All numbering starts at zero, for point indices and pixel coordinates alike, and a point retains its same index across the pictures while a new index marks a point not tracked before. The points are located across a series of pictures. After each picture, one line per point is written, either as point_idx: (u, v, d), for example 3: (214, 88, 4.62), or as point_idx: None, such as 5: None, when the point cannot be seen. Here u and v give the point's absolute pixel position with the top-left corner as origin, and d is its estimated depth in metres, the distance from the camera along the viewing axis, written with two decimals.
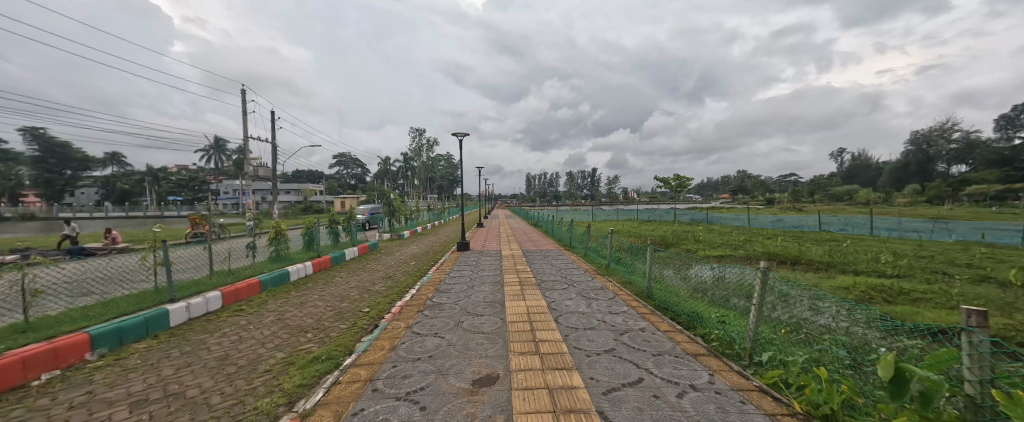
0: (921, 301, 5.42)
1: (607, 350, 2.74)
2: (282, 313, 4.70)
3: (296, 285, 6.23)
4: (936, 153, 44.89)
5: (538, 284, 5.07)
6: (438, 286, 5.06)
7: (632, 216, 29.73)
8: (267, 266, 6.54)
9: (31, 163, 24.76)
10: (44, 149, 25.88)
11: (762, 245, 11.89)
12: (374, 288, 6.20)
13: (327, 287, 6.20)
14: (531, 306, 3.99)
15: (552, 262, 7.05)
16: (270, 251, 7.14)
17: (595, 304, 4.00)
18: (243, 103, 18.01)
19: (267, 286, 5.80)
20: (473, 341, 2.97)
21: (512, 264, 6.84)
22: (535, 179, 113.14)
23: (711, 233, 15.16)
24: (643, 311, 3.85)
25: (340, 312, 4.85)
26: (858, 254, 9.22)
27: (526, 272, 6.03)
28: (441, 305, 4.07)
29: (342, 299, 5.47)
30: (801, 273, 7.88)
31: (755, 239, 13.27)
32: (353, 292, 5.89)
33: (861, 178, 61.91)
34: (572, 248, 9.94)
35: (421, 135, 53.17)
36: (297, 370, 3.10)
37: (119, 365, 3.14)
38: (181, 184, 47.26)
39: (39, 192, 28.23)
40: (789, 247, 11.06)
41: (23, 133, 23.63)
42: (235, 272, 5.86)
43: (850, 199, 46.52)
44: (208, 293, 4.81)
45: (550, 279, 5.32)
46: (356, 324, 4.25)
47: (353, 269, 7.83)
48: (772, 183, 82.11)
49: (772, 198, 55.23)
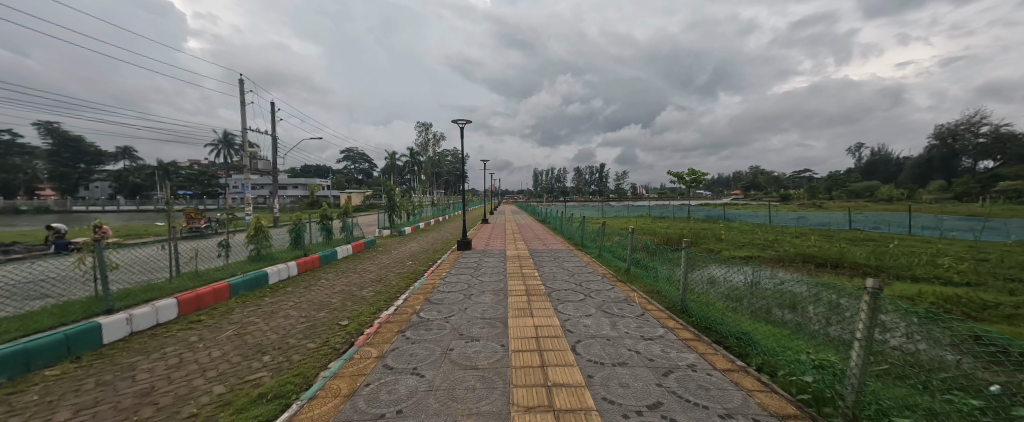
0: (1016, 318, 4.51)
1: (651, 406, 1.91)
2: (245, 327, 3.97)
3: (274, 288, 5.54)
4: (961, 148, 42.63)
5: (547, 294, 4.24)
6: (428, 296, 4.26)
7: (642, 213, 28.56)
8: (243, 266, 5.84)
9: (46, 157, 25.13)
10: (57, 142, 26.24)
11: (792, 245, 10.85)
12: (361, 293, 5.45)
13: (307, 292, 5.46)
14: (539, 327, 3.16)
15: (564, 264, 6.23)
16: (249, 251, 6.42)
17: (622, 325, 3.15)
18: (242, 94, 17.53)
19: (238, 290, 5.09)
20: (462, 385, 2.15)
21: (518, 267, 6.03)
22: (541, 175, 111.79)
23: (732, 232, 14.14)
24: (686, 335, 3.04)
25: (313, 325, 4.09)
26: (907, 257, 8.19)
27: (533, 277, 5.19)
28: (428, 323, 3.28)
29: (320, 308, 4.70)
30: (847, 279, 6.96)
31: (782, 238, 12.28)
32: (336, 298, 5.15)
33: (881, 174, 59.51)
34: (584, 248, 9.11)
35: (427, 130, 52.73)
36: (231, 415, 2.31)
37: (6, 404, 2.43)
38: (191, 179, 47.82)
39: (54, 186, 28.71)
40: (823, 248, 10.04)
41: (39, 126, 24.08)
42: (203, 274, 5.16)
43: (870, 195, 44.70)
44: (160, 301, 4.10)
45: (562, 288, 4.46)
46: (327, 343, 3.50)
47: (342, 270, 7.11)
48: (787, 180, 79.64)
49: (787, 195, 53.54)
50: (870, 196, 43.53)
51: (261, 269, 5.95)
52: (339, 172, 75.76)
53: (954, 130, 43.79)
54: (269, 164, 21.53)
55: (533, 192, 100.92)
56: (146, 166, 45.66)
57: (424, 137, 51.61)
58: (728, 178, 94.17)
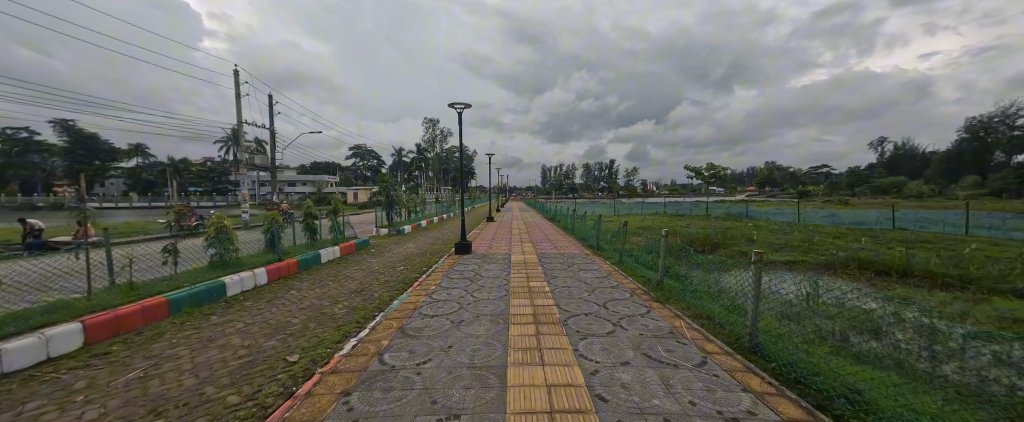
0: None
1: None
2: (160, 365, 2.98)
3: (229, 303, 4.60)
4: (995, 141, 39.28)
5: (561, 322, 3.15)
6: (405, 323, 3.21)
7: (657, 211, 26.99)
8: (197, 275, 4.91)
9: (60, 154, 25.55)
10: (72, 140, 26.71)
11: (840, 248, 9.50)
12: (332, 310, 4.47)
13: (268, 308, 4.50)
14: (554, 391, 2.06)
15: (580, 275, 5.13)
16: (210, 256, 5.50)
17: (680, 389, 2.05)
18: (237, 86, 16.74)
19: (180, 306, 4.15)
20: None
21: (525, 278, 4.97)
22: (550, 171, 110.33)
23: (763, 232, 12.81)
24: (788, 408, 1.94)
25: (252, 361, 3.09)
26: (993, 265, 6.84)
27: (543, 294, 4.09)
28: (390, 379, 2.22)
29: (273, 333, 3.71)
30: (927, 293, 5.74)
31: (823, 239, 10.92)
32: (299, 318, 4.17)
33: (907, 169, 56.25)
34: (601, 251, 8.03)
35: (434, 126, 52.22)
36: None
37: None
38: (202, 176, 48.35)
39: None
40: (881, 252, 8.71)
41: (53, 124, 24.57)
42: (140, 288, 4.23)
43: (896, 191, 42.08)
44: (59, 326, 3.15)
45: (580, 313, 3.36)
46: (253, 398, 2.48)
47: (320, 277, 6.14)
48: (806, 176, 76.40)
49: (805, 191, 51.17)
50: (896, 192, 41.26)
51: (218, 278, 5.01)
52: (348, 169, 75.85)
53: (987, 122, 40.51)
54: (270, 160, 20.93)
55: (541, 189, 99.74)
56: (158, 164, 46.26)
57: (431, 133, 50.93)
58: (744, 174, 90.93)
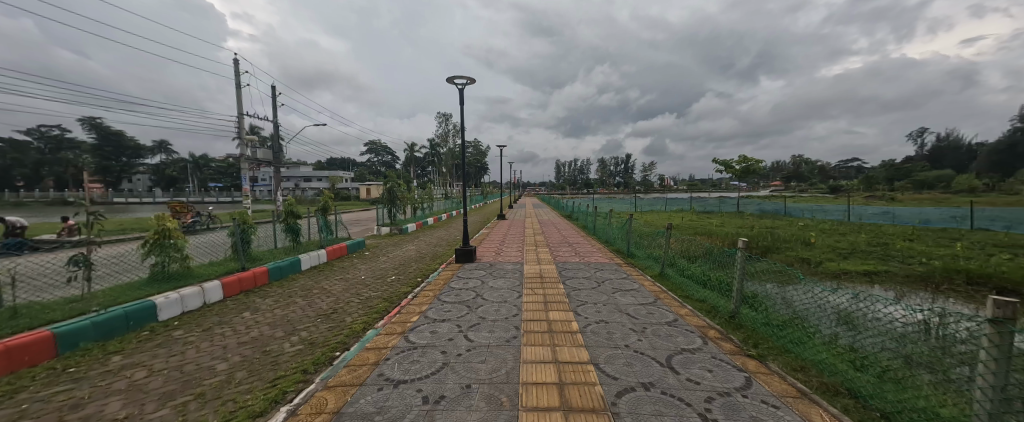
0: None
1: None
2: None
3: (153, 333, 3.49)
4: None
5: (606, 413, 1.79)
6: (345, 403, 1.93)
7: (682, 208, 25.08)
8: (123, 295, 3.83)
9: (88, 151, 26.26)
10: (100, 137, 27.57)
11: (922, 254, 7.81)
12: (278, 348, 3.26)
13: (192, 344, 3.33)
14: None
15: (618, 300, 3.75)
16: (151, 267, 4.47)
17: None
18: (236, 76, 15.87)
19: (77, 340, 3.07)
20: None
21: (541, 305, 3.62)
22: (565, 166, 108.53)
23: (814, 233, 11.09)
24: None
25: None
26: None
27: (569, 338, 2.77)
28: None
29: (171, 394, 2.51)
30: None
31: (895, 242, 9.18)
32: (226, 362, 2.98)
33: (950, 162, 51.82)
34: (633, 258, 6.62)
35: (446, 120, 51.20)
36: None
37: None
38: (221, 171, 49.16)
39: None
40: (981, 260, 7.04)
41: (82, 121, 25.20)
42: (29, 317, 3.15)
43: (941, 185, 38.59)
44: None
45: (632, 390, 1.98)
46: None
47: (288, 292, 4.98)
48: (838, 170, 71.74)
49: (837, 186, 47.86)
50: (944, 186, 37.86)
51: (150, 296, 3.92)
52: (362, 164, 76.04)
53: None
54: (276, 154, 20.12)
55: (556, 184, 97.84)
56: (180, 160, 47.16)
57: (443, 128, 50.04)
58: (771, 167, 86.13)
